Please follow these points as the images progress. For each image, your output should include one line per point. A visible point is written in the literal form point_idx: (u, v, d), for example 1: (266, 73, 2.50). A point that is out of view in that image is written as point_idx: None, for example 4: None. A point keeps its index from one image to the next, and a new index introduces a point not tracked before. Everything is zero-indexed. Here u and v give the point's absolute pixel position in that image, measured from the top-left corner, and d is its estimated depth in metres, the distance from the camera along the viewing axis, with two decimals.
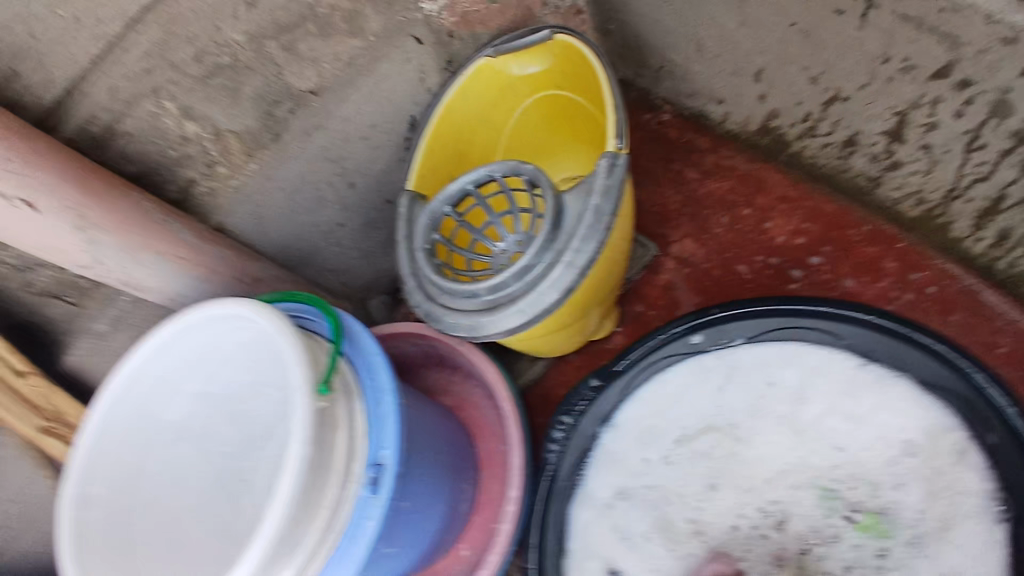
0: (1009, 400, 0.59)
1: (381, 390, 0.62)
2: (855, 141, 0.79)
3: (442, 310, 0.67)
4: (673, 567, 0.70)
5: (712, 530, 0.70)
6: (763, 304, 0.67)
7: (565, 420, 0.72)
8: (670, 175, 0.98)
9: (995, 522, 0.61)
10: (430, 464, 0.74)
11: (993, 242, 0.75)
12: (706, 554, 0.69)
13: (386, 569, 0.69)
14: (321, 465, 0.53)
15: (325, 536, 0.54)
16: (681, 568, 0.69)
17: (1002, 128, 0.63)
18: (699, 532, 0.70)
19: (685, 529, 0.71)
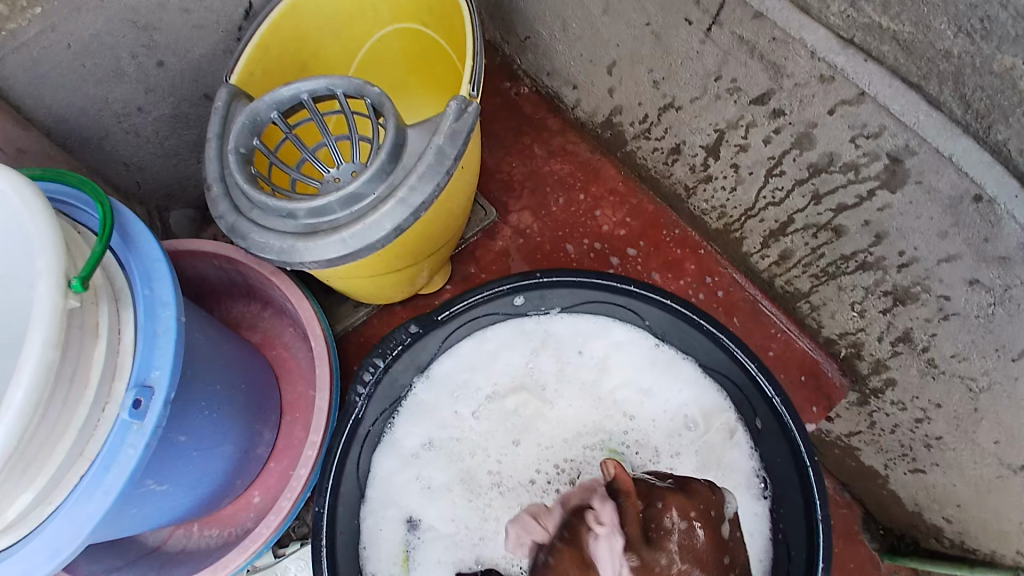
0: (775, 392, 0.65)
1: (159, 303, 0.55)
2: (679, 150, 0.88)
3: (249, 225, 0.62)
4: (469, 517, 0.70)
5: (510, 481, 0.71)
6: (578, 274, 0.70)
7: (377, 364, 0.67)
8: (520, 148, 1.01)
9: (757, 497, 0.67)
10: (220, 399, 0.67)
11: (775, 260, 0.88)
12: (502, 504, 0.70)
13: (154, 509, 0.62)
14: (67, 375, 0.47)
15: (72, 455, 0.48)
16: (476, 519, 0.70)
17: (800, 159, 0.72)
18: (497, 483, 0.71)
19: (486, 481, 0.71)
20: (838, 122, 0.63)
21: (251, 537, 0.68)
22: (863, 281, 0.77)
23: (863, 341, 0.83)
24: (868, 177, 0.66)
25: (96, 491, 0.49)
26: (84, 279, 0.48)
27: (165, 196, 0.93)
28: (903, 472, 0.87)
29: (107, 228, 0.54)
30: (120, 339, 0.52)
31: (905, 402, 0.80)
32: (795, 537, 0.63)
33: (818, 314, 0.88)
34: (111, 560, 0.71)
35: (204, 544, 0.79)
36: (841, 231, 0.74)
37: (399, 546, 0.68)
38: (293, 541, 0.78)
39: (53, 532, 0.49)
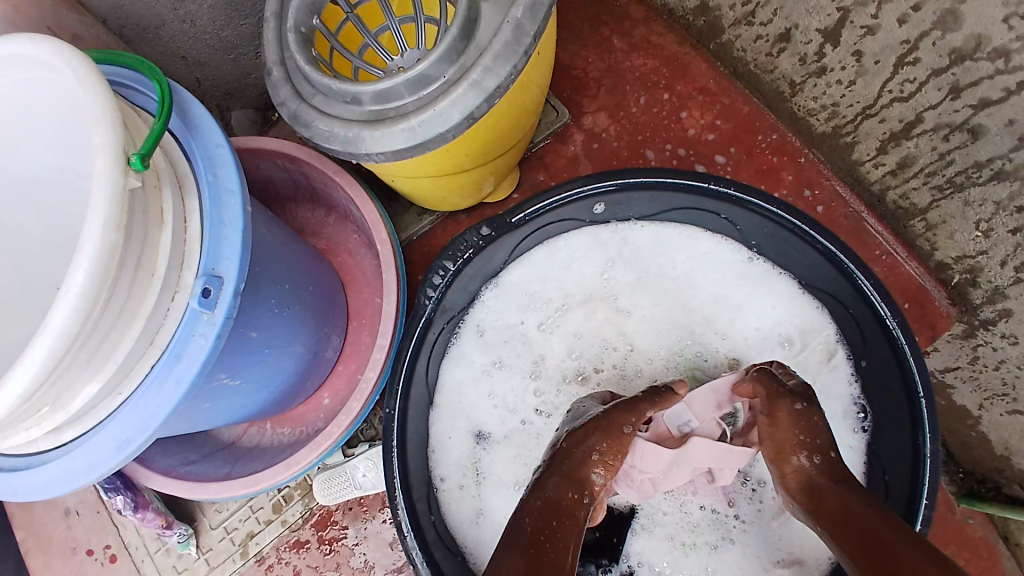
0: (890, 310, 0.57)
1: (222, 192, 0.52)
2: (788, 36, 0.72)
3: (311, 112, 0.58)
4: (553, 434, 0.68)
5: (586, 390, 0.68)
6: (669, 176, 0.62)
7: (447, 267, 0.63)
8: (597, 41, 0.91)
9: (854, 430, 0.62)
10: (289, 297, 0.66)
11: (890, 169, 0.74)
12: None
13: (227, 402, 0.62)
14: (132, 262, 0.45)
15: (140, 345, 0.47)
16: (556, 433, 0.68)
17: (941, 43, 0.57)
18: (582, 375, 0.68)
19: (557, 382, 0.69)
20: None
21: (322, 434, 0.69)
22: (996, 193, 0.63)
23: (983, 266, 0.71)
24: (1020, 66, 0.52)
25: (166, 380, 0.49)
26: (145, 157, 0.45)
27: (225, 94, 0.90)
28: (998, 414, 0.77)
29: (167, 108, 0.50)
30: (185, 226, 0.50)
31: (1018, 336, 0.70)
32: (893, 464, 0.59)
33: (935, 234, 0.75)
34: (186, 455, 0.75)
35: (277, 441, 0.81)
36: (981, 132, 0.60)
37: (466, 459, 0.67)
38: (361, 444, 0.81)
39: (120, 415, 0.49)
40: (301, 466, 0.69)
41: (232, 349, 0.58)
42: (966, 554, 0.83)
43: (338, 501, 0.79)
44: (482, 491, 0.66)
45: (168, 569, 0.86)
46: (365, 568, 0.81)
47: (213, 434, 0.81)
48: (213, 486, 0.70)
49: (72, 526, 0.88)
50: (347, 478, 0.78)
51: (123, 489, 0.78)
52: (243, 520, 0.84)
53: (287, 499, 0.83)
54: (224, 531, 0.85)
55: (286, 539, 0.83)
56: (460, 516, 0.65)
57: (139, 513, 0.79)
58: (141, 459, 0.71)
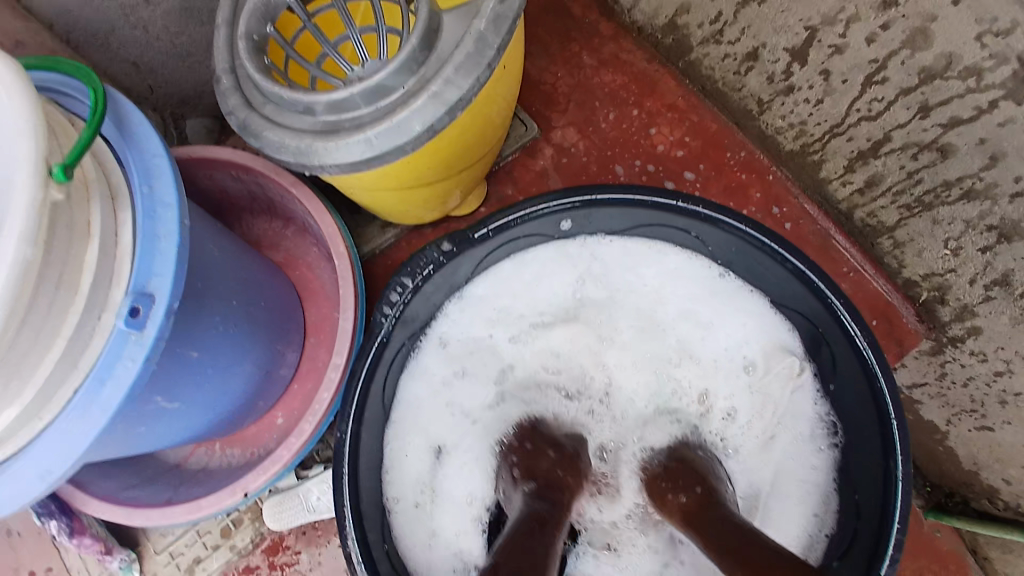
0: (860, 330, 0.55)
1: (158, 203, 0.48)
2: (757, 55, 0.72)
3: (262, 122, 0.54)
4: None
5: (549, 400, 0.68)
6: (636, 192, 0.60)
7: (405, 284, 0.61)
8: (567, 56, 0.90)
9: (820, 448, 0.61)
10: (237, 315, 0.61)
11: (858, 187, 0.74)
12: None
13: (165, 426, 0.58)
14: (53, 279, 0.41)
15: (61, 366, 0.43)
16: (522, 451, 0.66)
17: (911, 62, 0.57)
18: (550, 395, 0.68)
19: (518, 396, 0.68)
20: (964, 11, 0.49)
21: (271, 459, 0.64)
22: (965, 212, 0.62)
23: (951, 283, 0.70)
24: (991, 85, 0.52)
25: (92, 405, 0.45)
26: (69, 169, 0.41)
27: (179, 102, 0.85)
28: (967, 428, 0.76)
29: (99, 114, 0.46)
30: (116, 240, 0.46)
31: (986, 352, 0.69)
32: (863, 483, 0.57)
33: (903, 251, 0.75)
34: (127, 479, 0.70)
35: (225, 463, 0.77)
36: (951, 151, 0.60)
37: (425, 476, 0.65)
38: (316, 465, 0.76)
39: (41, 443, 0.45)
40: (247, 491, 0.64)
41: (169, 370, 0.54)
42: (935, 567, 0.83)
43: (288, 526, 0.75)
44: (435, 508, 0.64)
45: None
46: None
47: (158, 455, 0.76)
48: (153, 512, 0.65)
49: (15, 549, 0.82)
50: (299, 501, 0.74)
51: (58, 513, 0.71)
52: (189, 545, 0.79)
53: (236, 523, 0.79)
54: (169, 557, 0.79)
55: (234, 566, 0.78)
56: (415, 539, 0.62)
57: (76, 539, 0.73)
58: (77, 483, 0.66)
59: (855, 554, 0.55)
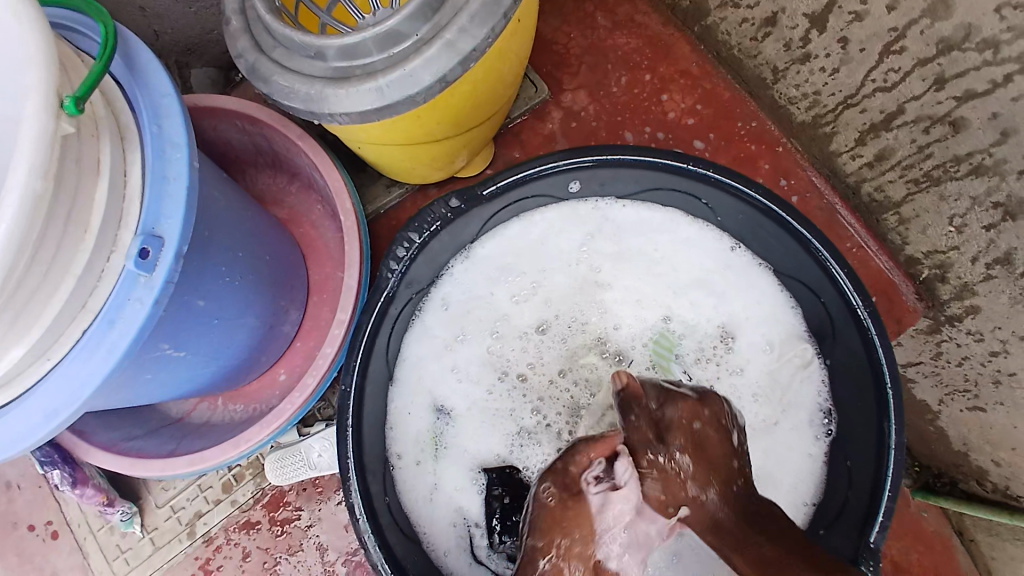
0: (860, 300, 0.56)
1: (168, 144, 0.48)
2: (775, 20, 0.71)
3: (271, 67, 0.54)
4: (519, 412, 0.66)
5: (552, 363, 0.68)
6: (649, 155, 0.60)
7: (412, 239, 0.60)
8: (580, 16, 0.88)
9: (818, 437, 0.62)
10: (242, 266, 0.61)
11: (868, 161, 0.74)
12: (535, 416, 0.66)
13: (169, 373, 0.58)
14: (62, 215, 0.40)
15: (70, 308, 0.43)
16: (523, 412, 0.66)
17: (929, 32, 0.56)
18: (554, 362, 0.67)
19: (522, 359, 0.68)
20: None
21: (275, 411, 0.65)
22: (972, 189, 0.62)
23: (953, 261, 0.71)
24: (1007, 58, 0.51)
25: (99, 346, 0.45)
26: (80, 102, 0.40)
27: (185, 50, 0.84)
28: (958, 409, 0.78)
29: (109, 49, 0.45)
30: (124, 181, 0.46)
31: (983, 332, 0.70)
32: (855, 450, 0.58)
33: (907, 228, 0.75)
34: (130, 430, 0.71)
35: (228, 418, 0.77)
36: (963, 126, 0.59)
37: (426, 433, 0.65)
38: (318, 423, 0.77)
39: (51, 382, 0.45)
40: (252, 443, 0.65)
41: (177, 317, 0.54)
42: (920, 547, 0.85)
43: (291, 481, 0.76)
44: (439, 466, 0.65)
45: (112, 548, 0.82)
46: (319, 550, 0.78)
47: (161, 408, 0.77)
48: (156, 463, 0.66)
49: (12, 500, 0.84)
50: (302, 458, 0.75)
51: (61, 463, 0.73)
52: (191, 500, 0.80)
53: (238, 478, 0.80)
54: (171, 511, 0.81)
55: (235, 520, 0.79)
56: (415, 493, 0.63)
57: (78, 489, 0.74)
58: (79, 431, 0.67)
59: (845, 519, 0.57)
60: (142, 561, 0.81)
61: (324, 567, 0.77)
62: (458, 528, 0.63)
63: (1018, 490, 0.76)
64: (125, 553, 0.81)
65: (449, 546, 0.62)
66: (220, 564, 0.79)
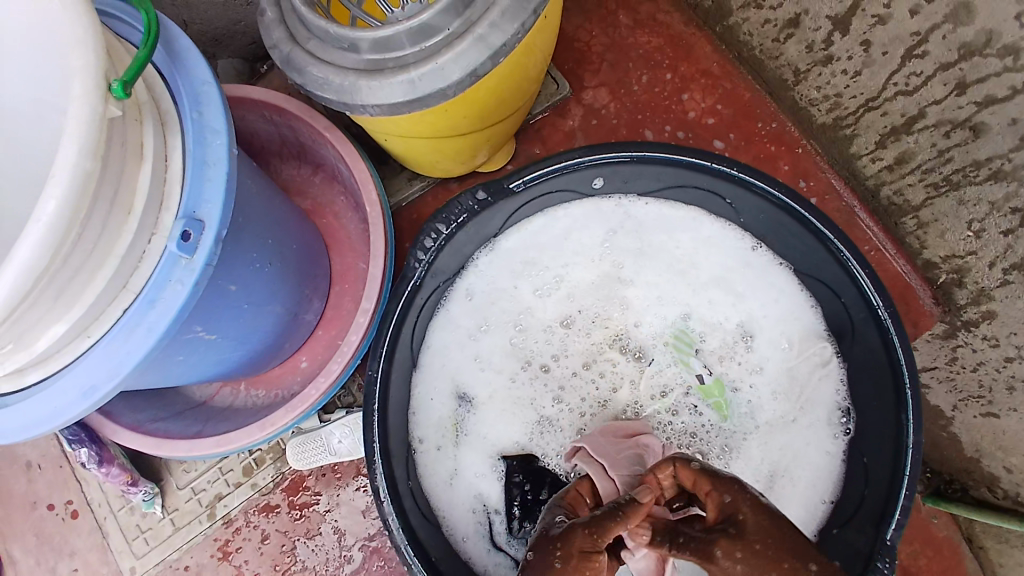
0: (882, 300, 0.56)
1: (208, 131, 0.49)
2: (797, 22, 0.71)
3: (305, 58, 0.55)
4: (537, 403, 0.67)
5: (571, 355, 0.69)
6: (674, 151, 0.61)
7: (439, 231, 0.62)
8: (602, 14, 0.89)
9: (836, 435, 0.62)
10: (270, 253, 0.63)
11: (888, 164, 0.74)
12: (554, 407, 0.67)
13: (199, 356, 0.60)
14: (107, 195, 0.42)
15: (112, 287, 0.45)
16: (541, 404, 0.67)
17: (952, 36, 0.56)
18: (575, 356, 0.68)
19: (542, 351, 0.69)
20: None
21: (300, 396, 0.67)
22: (991, 193, 0.63)
23: (971, 266, 0.71)
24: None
25: (140, 325, 0.47)
26: (126, 86, 0.42)
27: (213, 41, 0.85)
28: (972, 415, 0.78)
29: (154, 37, 0.47)
30: (166, 165, 0.47)
31: (999, 338, 0.70)
32: (871, 446, 0.59)
33: (926, 232, 0.75)
34: (155, 412, 0.73)
35: (251, 402, 0.79)
36: (982, 131, 0.60)
37: (447, 420, 0.66)
38: (338, 410, 0.79)
39: (90, 358, 0.47)
40: (276, 427, 0.67)
41: (210, 300, 0.56)
42: (928, 552, 0.85)
43: (312, 466, 0.78)
44: (459, 452, 0.66)
45: (132, 529, 0.84)
46: (336, 534, 0.79)
47: (184, 392, 0.79)
48: (182, 443, 0.68)
49: (34, 480, 0.86)
50: (322, 443, 0.77)
51: (88, 441, 0.74)
52: (211, 482, 0.82)
53: (258, 462, 0.81)
54: (192, 492, 0.82)
55: (254, 503, 0.81)
56: (435, 478, 0.65)
57: (104, 467, 0.76)
58: (107, 412, 0.69)
59: (860, 518, 0.57)
60: (161, 541, 0.82)
61: (341, 551, 0.79)
62: (478, 514, 0.64)
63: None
64: (145, 534, 0.83)
65: (468, 531, 0.63)
66: (239, 545, 0.81)
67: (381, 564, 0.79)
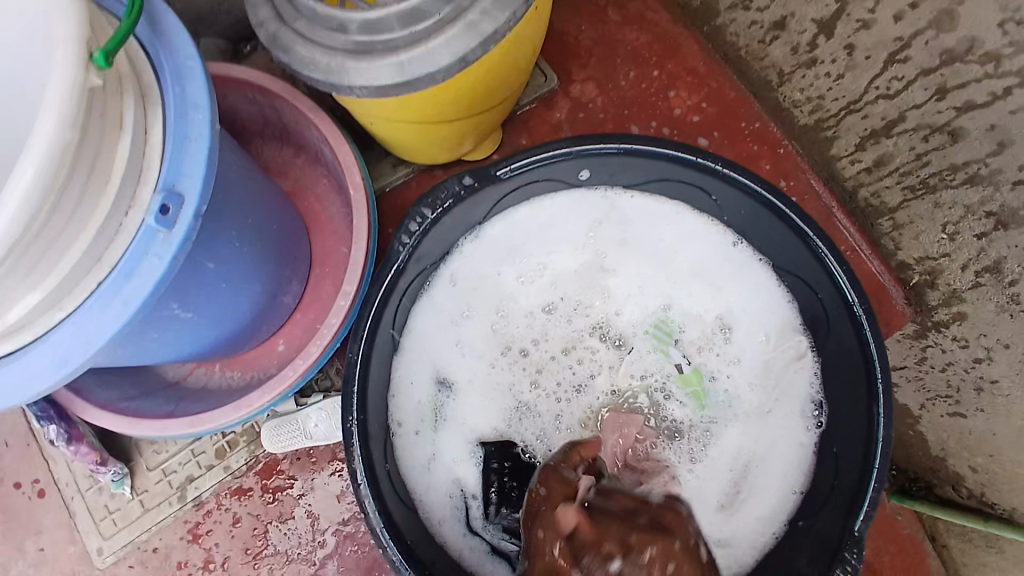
0: (858, 297, 0.57)
1: (189, 104, 0.48)
2: (784, 24, 0.72)
3: (292, 37, 0.54)
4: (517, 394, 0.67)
5: (553, 341, 0.69)
6: (660, 145, 0.61)
7: (425, 215, 0.61)
8: (592, 9, 0.89)
9: (807, 427, 0.63)
10: (250, 233, 0.62)
11: (867, 166, 0.76)
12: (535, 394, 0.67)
13: (174, 335, 0.58)
14: (85, 165, 0.41)
15: (86, 259, 0.43)
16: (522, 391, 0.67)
17: (934, 42, 0.58)
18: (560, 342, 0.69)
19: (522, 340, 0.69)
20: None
21: (277, 377, 0.66)
22: (967, 197, 0.64)
23: (943, 268, 0.73)
24: (1008, 72, 0.54)
25: (115, 298, 0.45)
26: (110, 56, 0.41)
27: (196, 17, 0.83)
28: (940, 414, 0.80)
29: (137, 9, 0.46)
30: (146, 138, 0.46)
31: (968, 338, 0.73)
32: (842, 436, 0.60)
33: (901, 234, 0.77)
34: (127, 391, 0.71)
35: (225, 383, 0.78)
36: (961, 135, 0.61)
37: (427, 406, 0.66)
38: (315, 393, 0.78)
39: (63, 331, 0.45)
40: (250, 408, 0.66)
41: (187, 279, 0.54)
42: (894, 550, 0.87)
43: (286, 449, 0.77)
44: (438, 437, 0.66)
45: (99, 510, 0.81)
46: (310, 519, 0.79)
47: (157, 371, 0.77)
48: (155, 423, 0.67)
49: None
50: (298, 427, 0.76)
51: (57, 419, 0.72)
52: (182, 464, 0.81)
53: (231, 445, 0.80)
54: (162, 474, 0.81)
55: (227, 485, 0.80)
56: (415, 459, 0.64)
57: (73, 445, 0.74)
58: (76, 389, 0.67)
59: (829, 509, 0.59)
60: (130, 522, 0.81)
61: (314, 535, 0.78)
62: (455, 497, 0.64)
63: (994, 496, 0.78)
64: (113, 514, 0.81)
65: (443, 515, 0.63)
66: (210, 528, 0.79)
67: (356, 550, 0.78)
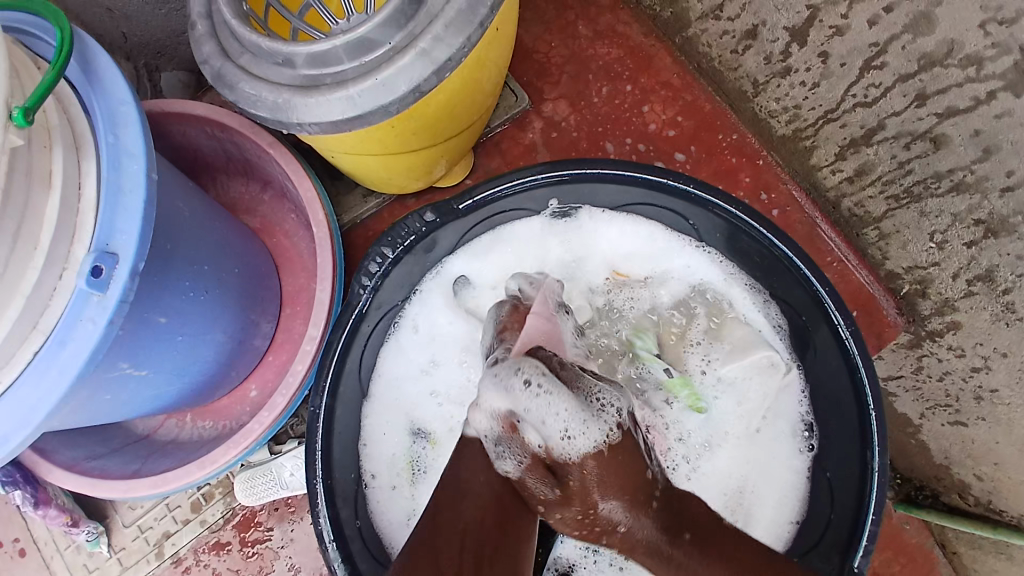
0: (844, 319, 0.57)
1: (124, 156, 0.45)
2: (755, 33, 0.70)
3: (236, 74, 0.52)
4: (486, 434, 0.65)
5: None
6: (631, 170, 0.61)
7: (384, 254, 0.61)
8: (561, 25, 0.87)
9: (801, 451, 0.60)
10: (206, 280, 0.59)
11: (848, 176, 0.73)
12: None
13: (126, 392, 0.55)
14: (10, 232, 0.39)
15: (16, 327, 0.41)
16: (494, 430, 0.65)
17: (912, 46, 0.56)
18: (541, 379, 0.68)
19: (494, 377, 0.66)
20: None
21: (243, 431, 0.63)
22: (954, 205, 0.62)
23: (933, 277, 0.70)
24: (991, 75, 0.52)
25: (52, 367, 0.43)
26: (30, 113, 0.38)
27: (155, 54, 0.81)
28: (940, 424, 0.77)
29: (65, 55, 0.43)
30: (80, 194, 0.43)
31: (964, 348, 0.69)
32: (833, 462, 0.58)
33: (887, 244, 0.74)
34: (93, 449, 0.68)
35: (197, 435, 0.75)
36: (944, 142, 0.59)
37: (402, 458, 0.63)
38: (290, 441, 0.75)
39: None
40: (216, 465, 0.63)
41: (134, 335, 0.52)
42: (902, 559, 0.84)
43: (263, 501, 0.74)
44: (416, 492, 0.62)
45: (78, 569, 0.78)
46: (290, 571, 0.75)
47: (126, 425, 0.74)
48: (120, 483, 0.63)
49: None
50: (273, 477, 0.72)
51: (23, 483, 0.68)
52: (158, 520, 0.77)
53: (207, 497, 0.77)
54: (138, 531, 0.78)
55: (204, 541, 0.76)
56: (390, 517, 0.61)
57: (41, 509, 0.71)
58: (41, 451, 0.64)
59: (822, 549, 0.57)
60: None
61: None
62: None
63: (1001, 504, 0.76)
64: (91, 575, 0.78)
65: None
66: None
67: None
